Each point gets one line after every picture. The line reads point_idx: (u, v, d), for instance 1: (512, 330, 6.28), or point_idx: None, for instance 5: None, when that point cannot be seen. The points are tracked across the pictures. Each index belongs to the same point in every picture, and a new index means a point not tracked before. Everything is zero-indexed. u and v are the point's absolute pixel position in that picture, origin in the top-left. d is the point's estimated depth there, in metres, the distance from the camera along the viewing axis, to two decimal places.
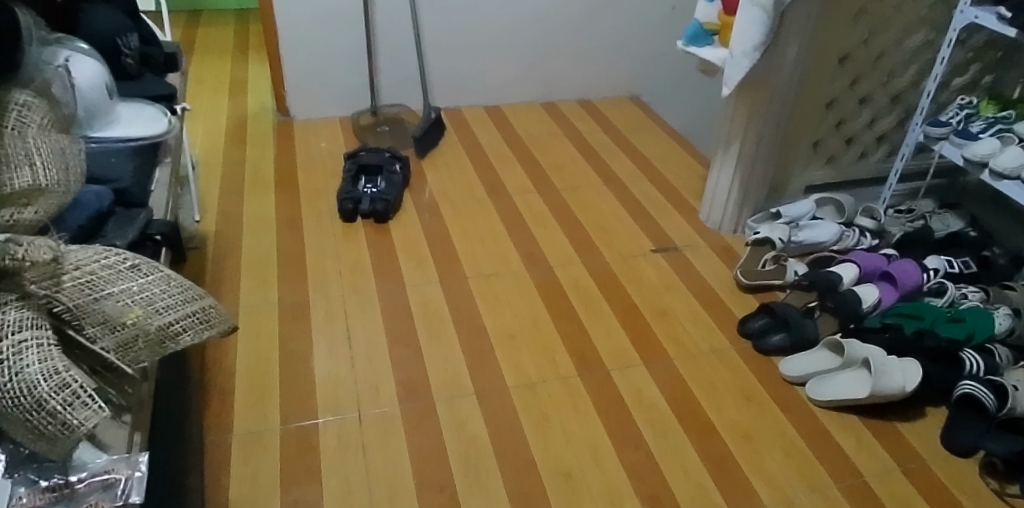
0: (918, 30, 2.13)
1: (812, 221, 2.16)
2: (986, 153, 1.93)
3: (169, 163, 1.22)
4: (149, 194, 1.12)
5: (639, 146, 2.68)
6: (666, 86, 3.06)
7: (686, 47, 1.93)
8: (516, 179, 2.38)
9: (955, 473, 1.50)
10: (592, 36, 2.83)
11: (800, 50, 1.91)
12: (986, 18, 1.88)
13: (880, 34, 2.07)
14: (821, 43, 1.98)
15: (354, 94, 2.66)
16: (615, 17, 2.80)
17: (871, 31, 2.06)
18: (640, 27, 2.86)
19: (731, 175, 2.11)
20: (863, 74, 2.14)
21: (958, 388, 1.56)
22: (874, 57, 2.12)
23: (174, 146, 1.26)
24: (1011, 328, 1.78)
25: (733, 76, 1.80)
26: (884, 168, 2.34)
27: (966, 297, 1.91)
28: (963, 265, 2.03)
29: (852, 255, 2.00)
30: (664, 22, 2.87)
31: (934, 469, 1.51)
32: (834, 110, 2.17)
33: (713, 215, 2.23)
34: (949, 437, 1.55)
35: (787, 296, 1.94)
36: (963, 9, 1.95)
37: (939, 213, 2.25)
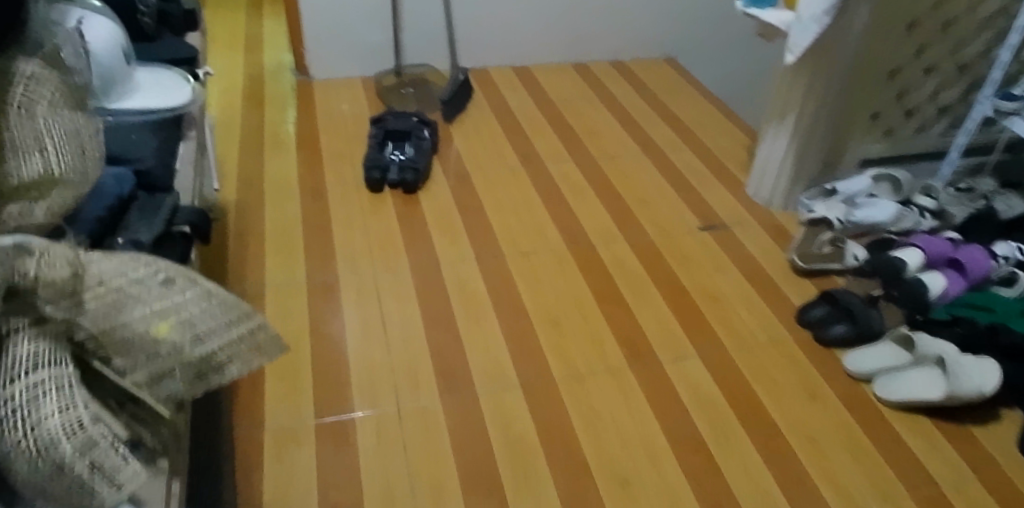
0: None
1: (869, 199, 1.99)
2: None
3: (194, 137, 1.08)
4: (176, 175, 0.96)
5: (678, 110, 2.50)
6: (709, 47, 2.85)
7: (746, 8, 1.72)
8: (550, 145, 2.23)
9: None
10: None
11: (871, 13, 1.72)
12: None
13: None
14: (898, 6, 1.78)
15: (376, 50, 2.49)
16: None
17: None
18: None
19: (786, 148, 1.94)
20: (932, 41, 1.95)
21: None
22: (945, 23, 1.93)
23: (199, 118, 1.12)
24: None
25: (799, 41, 1.61)
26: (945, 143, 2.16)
27: None
28: None
29: (916, 238, 1.86)
30: None
31: (1012, 476, 1.40)
32: (898, 80, 1.96)
33: (761, 190, 2.05)
34: None
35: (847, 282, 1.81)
36: None
37: (1001, 194, 2.09)
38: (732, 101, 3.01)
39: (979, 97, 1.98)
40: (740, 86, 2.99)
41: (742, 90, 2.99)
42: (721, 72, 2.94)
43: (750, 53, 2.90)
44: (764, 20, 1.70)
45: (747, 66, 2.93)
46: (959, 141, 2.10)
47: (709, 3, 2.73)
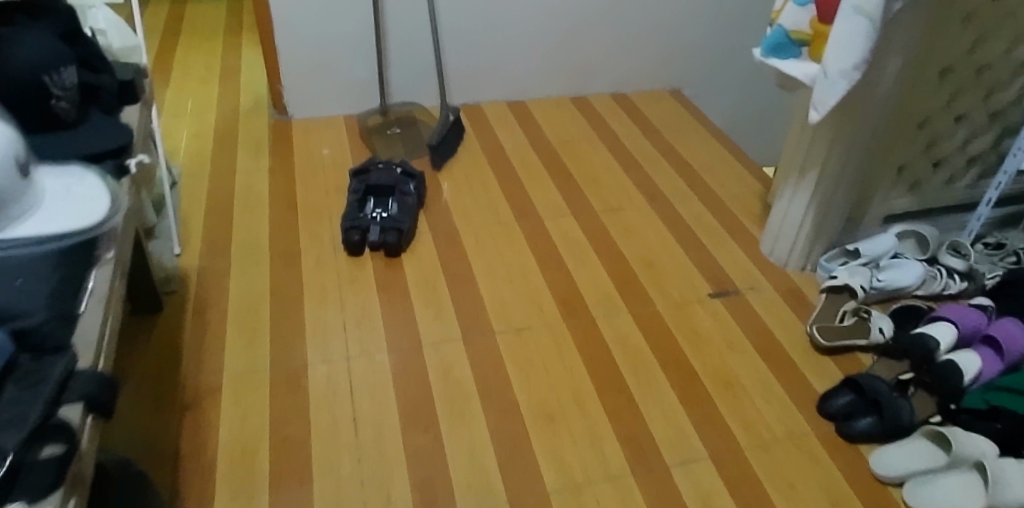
0: None
1: (893, 261, 1.80)
2: None
3: (112, 260, 0.90)
4: (77, 325, 0.79)
5: (684, 150, 2.31)
6: (716, 77, 2.68)
7: (764, 58, 1.47)
8: (546, 196, 2.05)
9: None
10: (637, 25, 2.45)
11: (903, 65, 1.53)
12: None
13: (988, 43, 1.67)
14: (928, 53, 1.58)
15: (361, 87, 2.32)
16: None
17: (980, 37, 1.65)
18: (690, 10, 2.46)
19: (805, 207, 1.74)
20: (964, 88, 1.73)
21: None
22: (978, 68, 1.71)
23: (121, 231, 0.94)
24: None
25: (826, 98, 1.40)
26: (975, 194, 1.94)
27: None
28: None
29: (945, 310, 1.67)
30: (722, 9, 2.48)
31: None
32: (927, 129, 1.76)
33: (778, 249, 1.85)
34: None
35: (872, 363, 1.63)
36: None
37: None
38: (737, 129, 2.86)
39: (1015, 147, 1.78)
40: (748, 114, 2.82)
41: (747, 117, 2.83)
42: (730, 101, 2.76)
43: (760, 81, 2.72)
44: (784, 72, 1.45)
45: (757, 94, 2.75)
46: (990, 194, 1.89)
47: (719, 30, 2.53)
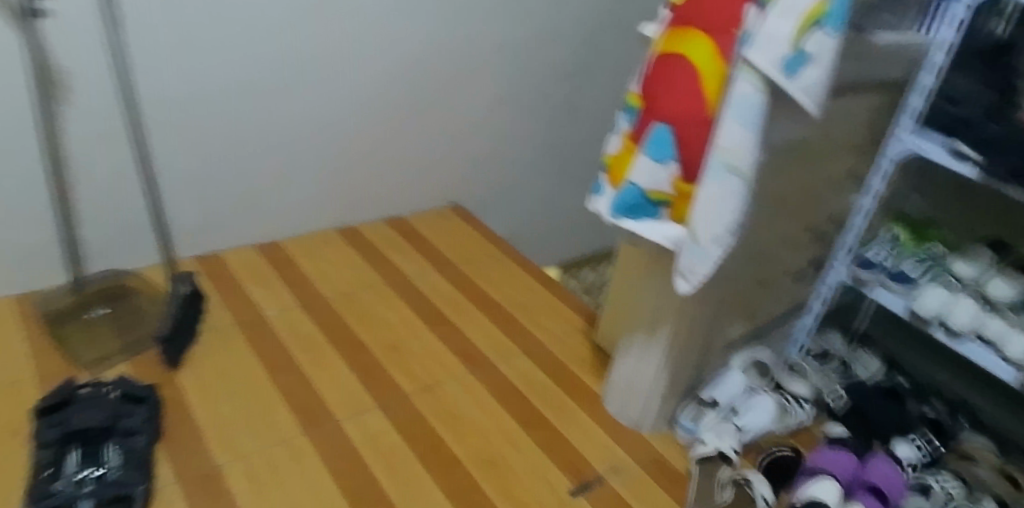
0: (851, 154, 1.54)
1: (748, 402, 1.59)
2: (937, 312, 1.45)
3: None
4: None
5: (490, 285, 1.95)
6: (507, 184, 2.33)
7: (616, 218, 1.19)
8: (338, 382, 1.56)
9: None
10: (414, 134, 2.02)
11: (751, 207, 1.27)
12: (937, 153, 1.36)
13: (826, 162, 1.42)
14: (773, 186, 1.31)
15: (39, 256, 1.59)
16: (440, 103, 2.01)
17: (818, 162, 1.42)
18: (466, 122, 2.10)
19: (657, 368, 1.46)
20: (801, 212, 1.48)
21: None
22: (815, 190, 1.47)
23: None
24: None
25: (695, 266, 1.14)
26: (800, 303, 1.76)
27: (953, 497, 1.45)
28: (931, 444, 1.55)
29: (818, 458, 1.47)
30: (505, 107, 2.16)
31: None
32: (765, 259, 1.51)
33: (628, 408, 1.56)
34: None
35: None
36: (903, 135, 1.41)
37: (857, 355, 1.77)
38: (535, 245, 2.54)
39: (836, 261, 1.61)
40: (545, 227, 2.52)
41: (543, 230, 2.53)
42: (524, 209, 2.44)
43: (549, 186, 2.44)
44: (641, 234, 1.19)
45: (549, 200, 2.47)
46: (816, 306, 1.72)
47: (502, 133, 2.20)
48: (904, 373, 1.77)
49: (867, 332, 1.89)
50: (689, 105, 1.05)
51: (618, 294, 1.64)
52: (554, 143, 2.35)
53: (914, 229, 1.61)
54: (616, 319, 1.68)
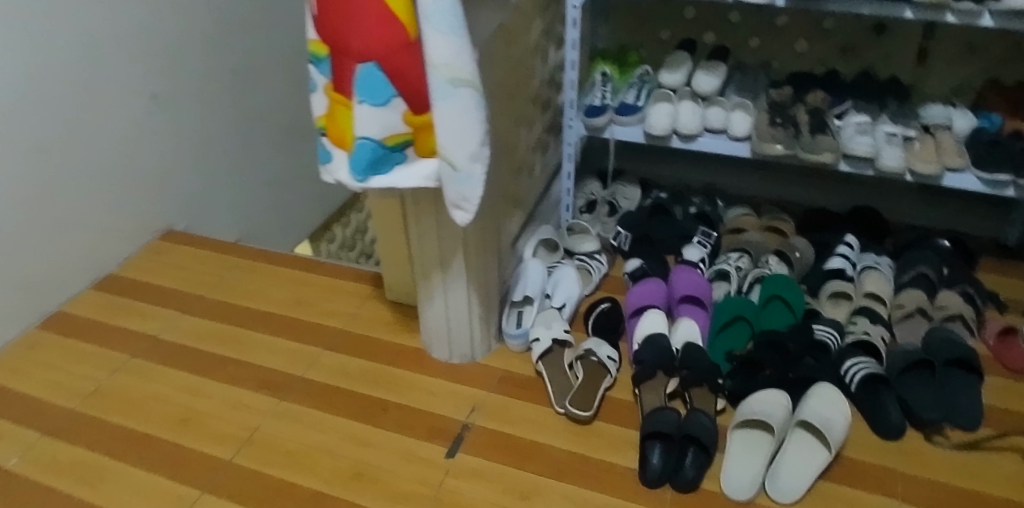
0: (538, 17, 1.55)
1: (554, 283, 1.61)
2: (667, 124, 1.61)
3: None
4: None
5: (257, 296, 1.71)
6: (224, 180, 1.98)
7: (363, 182, 1.08)
8: (140, 492, 1.27)
9: (925, 457, 1.33)
10: (81, 171, 1.59)
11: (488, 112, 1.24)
12: None
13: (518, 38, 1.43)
14: (495, 80, 1.30)
15: None
16: (95, 123, 1.59)
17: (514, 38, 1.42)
18: (140, 131, 1.71)
19: (467, 296, 1.40)
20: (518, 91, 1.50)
21: (856, 374, 1.40)
22: (520, 65, 1.48)
23: None
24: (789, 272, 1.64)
25: (466, 192, 1.10)
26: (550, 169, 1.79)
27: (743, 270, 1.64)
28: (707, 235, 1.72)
29: (634, 297, 1.55)
30: (178, 96, 1.78)
31: (914, 472, 1.30)
32: (510, 148, 1.51)
33: (456, 347, 1.48)
34: (881, 421, 1.36)
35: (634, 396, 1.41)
36: None
37: (614, 191, 1.89)
38: (278, 232, 2.24)
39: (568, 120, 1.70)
40: (280, 210, 2.22)
41: (278, 213, 2.22)
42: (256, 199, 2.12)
43: (268, 163, 2.13)
44: (395, 186, 1.11)
45: (275, 178, 2.18)
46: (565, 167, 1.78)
47: (190, 126, 1.83)
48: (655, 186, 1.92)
49: (619, 167, 2.04)
50: (387, 35, 0.98)
51: (388, 238, 1.53)
52: (253, 114, 2.04)
53: (619, 64, 1.78)
54: (397, 262, 1.58)
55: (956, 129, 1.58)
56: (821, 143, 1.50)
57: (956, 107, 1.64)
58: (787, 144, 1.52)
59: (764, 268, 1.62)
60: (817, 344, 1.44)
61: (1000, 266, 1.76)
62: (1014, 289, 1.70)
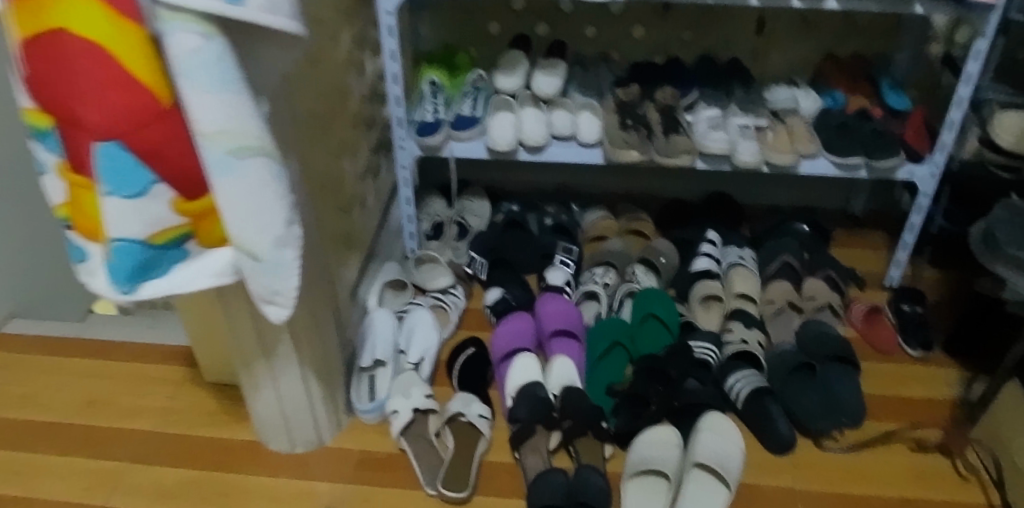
0: (341, 28, 1.31)
1: (407, 333, 1.39)
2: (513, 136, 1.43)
3: None
4: None
5: (36, 401, 1.36)
6: None
7: (130, 292, 0.82)
8: None
9: (820, 469, 1.27)
10: None
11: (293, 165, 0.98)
12: None
13: (318, 59, 1.19)
14: (295, 122, 1.05)
15: None
16: None
17: (313, 62, 1.17)
18: None
19: (301, 379, 1.15)
20: (327, 119, 1.25)
21: (748, 388, 1.30)
22: (326, 89, 1.24)
23: None
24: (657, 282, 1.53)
25: (277, 286, 0.85)
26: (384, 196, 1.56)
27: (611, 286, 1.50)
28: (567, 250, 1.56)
29: (501, 338, 1.36)
30: None
31: (812, 488, 1.24)
32: (329, 187, 1.27)
33: (299, 436, 1.23)
34: (776, 437, 1.28)
35: (516, 461, 1.23)
36: None
37: (461, 208, 1.68)
38: None
39: (399, 139, 1.45)
40: None
41: None
42: None
43: None
44: (178, 289, 0.85)
45: None
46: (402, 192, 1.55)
47: None
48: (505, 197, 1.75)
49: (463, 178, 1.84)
50: (127, 100, 0.71)
51: (197, 317, 1.24)
52: None
53: (448, 71, 1.57)
54: (215, 339, 1.29)
55: (804, 112, 1.53)
56: (676, 144, 1.39)
57: (800, 88, 1.59)
58: (642, 148, 1.39)
59: (632, 282, 1.50)
60: (698, 364, 1.33)
61: (849, 239, 1.77)
62: (866, 263, 1.70)
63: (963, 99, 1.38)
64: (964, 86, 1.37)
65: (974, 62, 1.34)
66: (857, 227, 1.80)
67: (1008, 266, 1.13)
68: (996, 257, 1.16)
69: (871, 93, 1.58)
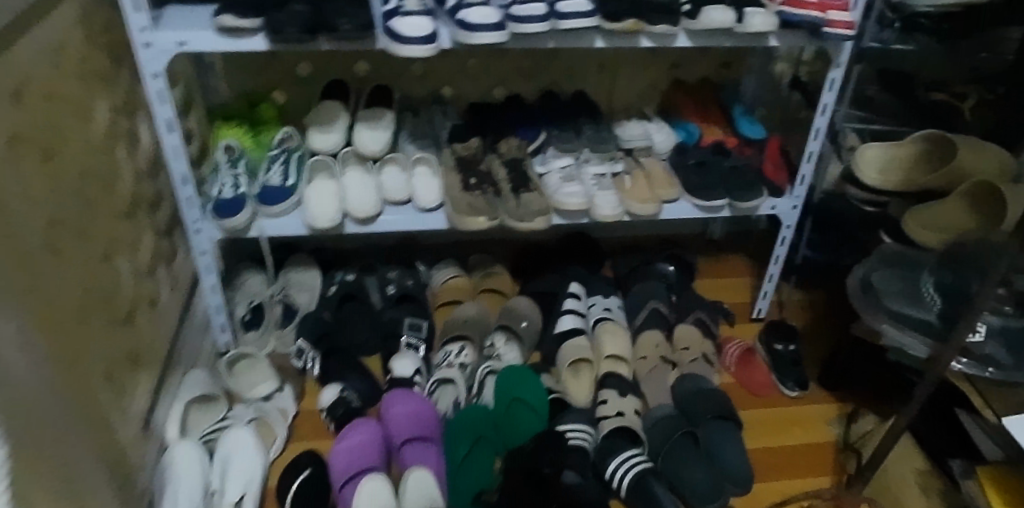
0: (95, 98, 1.03)
1: (221, 464, 1.12)
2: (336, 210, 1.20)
3: None
4: None
5: None
6: None
7: None
8: None
9: None
10: None
11: None
12: (202, 41, 1.01)
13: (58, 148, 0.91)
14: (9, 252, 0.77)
15: None
16: None
17: (49, 152, 0.89)
18: None
19: None
20: (84, 218, 0.97)
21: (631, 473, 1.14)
22: (76, 182, 0.96)
23: None
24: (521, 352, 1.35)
25: None
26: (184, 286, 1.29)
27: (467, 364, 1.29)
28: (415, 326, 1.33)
29: (339, 455, 1.13)
30: None
31: None
32: (95, 304, 0.98)
33: None
34: None
35: None
36: (145, 39, 1.00)
37: (284, 283, 1.43)
38: None
39: (193, 222, 1.18)
40: None
41: None
42: None
43: None
44: None
45: None
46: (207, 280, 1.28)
47: None
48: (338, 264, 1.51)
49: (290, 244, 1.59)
50: None
51: None
52: None
53: (249, 130, 1.33)
54: None
55: (658, 150, 1.42)
56: (529, 205, 1.21)
57: (650, 121, 1.47)
58: (490, 212, 1.20)
59: (492, 359, 1.30)
60: (574, 453, 1.15)
61: (714, 268, 1.67)
62: (734, 294, 1.60)
63: (819, 130, 1.30)
64: (820, 117, 1.28)
65: (828, 92, 1.26)
66: (720, 254, 1.71)
67: (890, 321, 1.02)
68: (874, 311, 1.04)
69: (723, 122, 1.49)
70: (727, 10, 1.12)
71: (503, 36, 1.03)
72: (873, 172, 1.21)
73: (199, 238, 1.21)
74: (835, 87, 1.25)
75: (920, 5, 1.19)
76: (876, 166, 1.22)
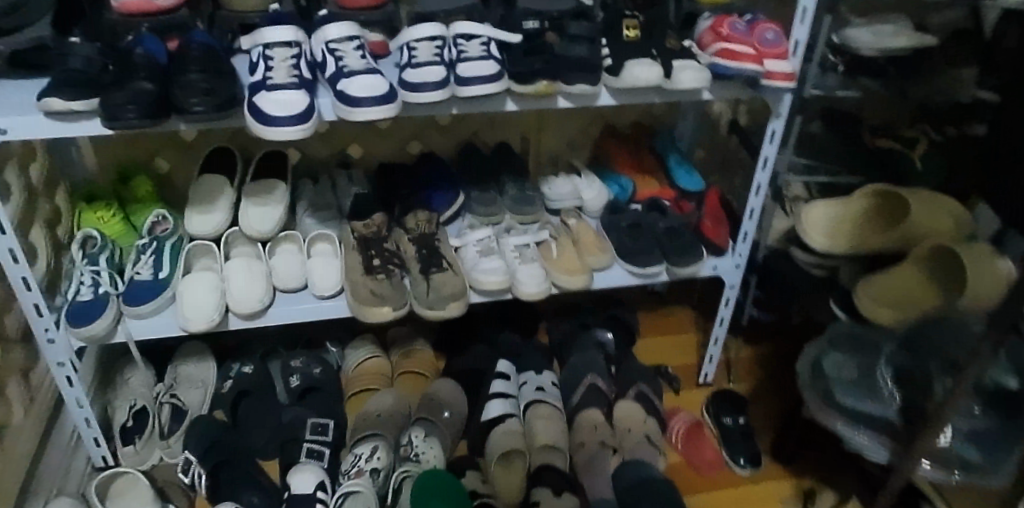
0: None
1: None
2: (218, 306, 1.03)
3: None
4: None
5: None
6: None
7: None
8: None
9: None
10: None
11: None
12: (30, 127, 0.84)
13: None
14: None
15: None
16: None
17: None
18: None
19: None
20: None
21: None
22: None
23: None
24: (443, 447, 1.19)
25: None
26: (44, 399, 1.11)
27: (381, 468, 1.13)
28: (320, 427, 1.16)
29: None
30: None
31: None
32: None
33: None
34: None
35: None
36: None
37: (174, 380, 1.26)
38: None
39: (44, 329, 1.01)
40: None
41: None
42: None
43: None
44: None
45: None
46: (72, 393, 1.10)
47: None
48: (238, 351, 1.34)
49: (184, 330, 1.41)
50: None
51: None
52: None
53: (116, 213, 1.15)
54: None
55: (589, 209, 1.29)
56: (440, 288, 1.06)
57: (580, 175, 1.33)
58: (396, 300, 1.04)
59: (409, 460, 1.14)
60: None
61: (657, 324, 1.54)
62: (680, 354, 1.48)
63: (761, 184, 1.18)
64: (761, 172, 1.16)
65: (768, 144, 1.14)
66: (663, 307, 1.58)
67: (847, 421, 0.89)
68: (826, 405, 0.92)
69: (658, 173, 1.36)
70: (652, 65, 0.99)
71: (394, 106, 0.88)
72: (821, 234, 1.10)
73: (54, 346, 1.03)
74: (776, 139, 1.13)
75: (867, 50, 1.11)
76: (823, 226, 1.11)
